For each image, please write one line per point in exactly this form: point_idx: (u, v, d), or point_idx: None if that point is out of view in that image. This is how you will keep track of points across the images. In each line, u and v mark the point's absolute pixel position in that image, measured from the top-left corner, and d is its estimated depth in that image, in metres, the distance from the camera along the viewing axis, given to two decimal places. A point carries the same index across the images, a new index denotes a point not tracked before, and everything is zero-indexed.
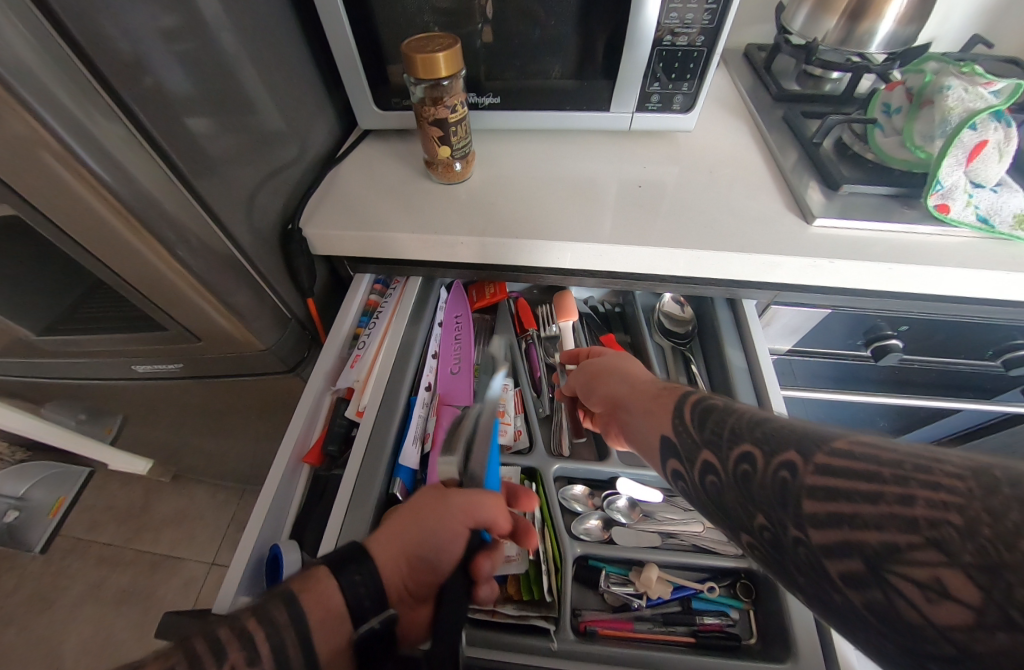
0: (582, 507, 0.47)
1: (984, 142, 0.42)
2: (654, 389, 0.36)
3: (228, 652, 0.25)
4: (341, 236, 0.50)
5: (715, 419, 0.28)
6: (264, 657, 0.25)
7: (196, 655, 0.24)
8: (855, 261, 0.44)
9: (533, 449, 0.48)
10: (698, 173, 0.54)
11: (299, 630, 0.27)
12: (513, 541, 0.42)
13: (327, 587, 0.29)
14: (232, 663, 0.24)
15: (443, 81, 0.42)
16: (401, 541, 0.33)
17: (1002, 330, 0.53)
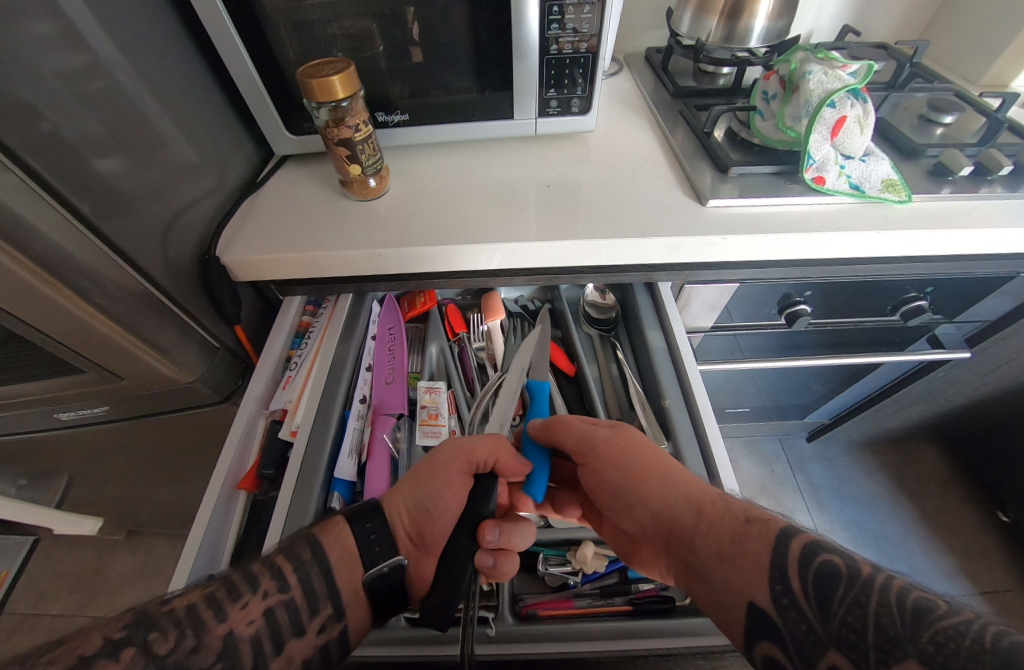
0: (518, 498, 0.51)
1: (843, 118, 0.47)
2: (730, 516, 0.33)
3: (261, 581, 0.30)
4: (260, 260, 0.50)
5: (840, 595, 0.26)
6: (293, 588, 0.31)
7: (233, 586, 0.29)
8: (749, 235, 0.48)
9: None
10: (605, 168, 0.57)
11: (321, 569, 0.33)
12: None
13: (343, 534, 0.35)
14: (264, 590, 0.30)
15: (341, 102, 0.43)
16: (404, 495, 0.39)
17: (894, 286, 0.59)
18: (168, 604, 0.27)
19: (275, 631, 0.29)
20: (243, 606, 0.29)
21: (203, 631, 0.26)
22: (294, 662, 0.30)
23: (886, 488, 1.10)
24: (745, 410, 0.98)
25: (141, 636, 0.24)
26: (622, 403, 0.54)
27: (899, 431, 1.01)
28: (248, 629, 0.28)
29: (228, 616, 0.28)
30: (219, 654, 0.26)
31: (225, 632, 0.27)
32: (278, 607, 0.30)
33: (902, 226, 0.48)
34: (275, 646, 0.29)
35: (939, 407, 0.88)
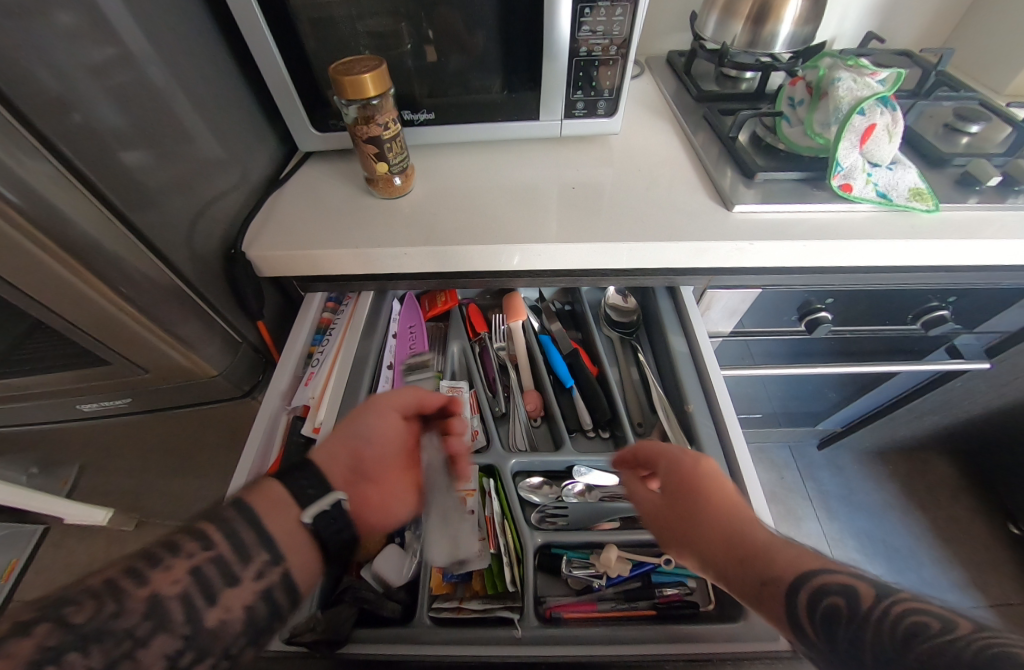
0: (540, 499, 0.50)
1: (872, 125, 0.47)
2: (747, 568, 0.32)
3: (183, 545, 0.30)
4: (285, 256, 0.50)
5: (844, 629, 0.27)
6: (218, 545, 0.31)
7: (155, 557, 0.30)
8: (775, 241, 0.48)
9: (490, 447, 0.50)
10: (630, 170, 0.57)
11: (250, 521, 0.32)
12: (474, 538, 0.43)
13: (271, 490, 0.34)
14: (187, 552, 0.30)
15: (372, 101, 0.43)
16: (338, 437, 0.39)
17: (919, 295, 0.58)
18: (85, 582, 0.27)
19: (203, 587, 0.29)
20: (165, 569, 0.29)
21: (122, 597, 0.27)
22: (235, 611, 0.30)
23: (896, 499, 1.09)
24: (757, 417, 0.97)
25: (55, 612, 0.25)
26: (644, 408, 0.55)
27: (911, 440, 1.00)
28: (173, 588, 0.28)
29: (150, 580, 0.28)
30: (144, 614, 0.27)
31: (148, 595, 0.27)
32: (204, 564, 0.30)
33: (929, 235, 0.48)
34: (209, 598, 0.29)
35: (954, 418, 0.88)
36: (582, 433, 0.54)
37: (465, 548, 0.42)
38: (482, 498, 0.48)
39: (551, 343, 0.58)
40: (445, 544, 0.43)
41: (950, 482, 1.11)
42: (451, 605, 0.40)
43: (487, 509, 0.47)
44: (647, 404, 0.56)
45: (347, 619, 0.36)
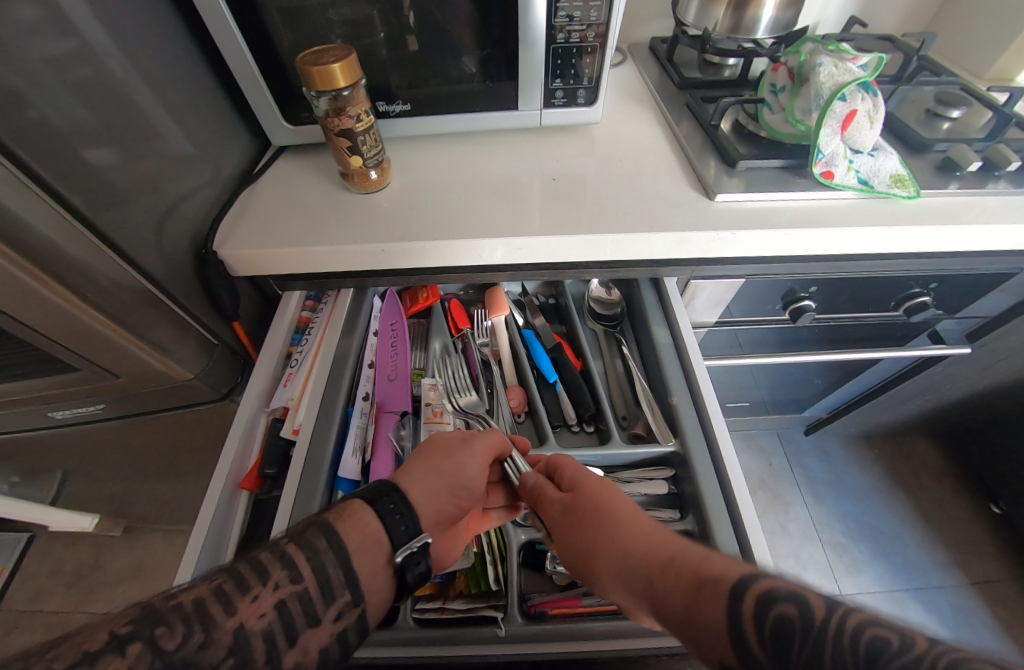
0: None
1: (854, 111, 0.47)
2: (681, 574, 0.30)
3: (271, 572, 0.28)
4: (260, 255, 0.48)
5: (797, 646, 0.22)
6: (305, 580, 0.29)
7: (241, 579, 0.28)
8: (757, 231, 0.47)
9: None
10: (611, 161, 0.56)
11: (338, 555, 0.30)
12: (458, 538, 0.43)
13: (366, 520, 0.32)
14: (275, 582, 0.28)
15: (342, 92, 0.42)
16: (442, 474, 0.38)
17: (901, 282, 0.58)
18: (172, 600, 0.25)
19: (287, 624, 0.28)
20: (253, 599, 0.27)
21: (210, 625, 0.25)
22: (312, 655, 0.28)
23: (881, 482, 1.11)
24: (745, 405, 0.98)
25: (146, 631, 0.23)
26: (629, 401, 0.55)
27: (896, 424, 1.02)
28: (260, 624, 0.26)
29: (237, 610, 0.26)
30: (228, 650, 0.25)
31: (235, 627, 0.26)
32: (289, 599, 0.28)
33: (909, 222, 0.48)
34: (289, 638, 0.28)
35: (937, 402, 0.89)
36: (567, 428, 0.54)
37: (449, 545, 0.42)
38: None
39: (535, 338, 0.58)
40: None
41: (933, 464, 1.13)
42: (435, 605, 0.40)
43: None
44: (632, 398, 0.55)
45: None
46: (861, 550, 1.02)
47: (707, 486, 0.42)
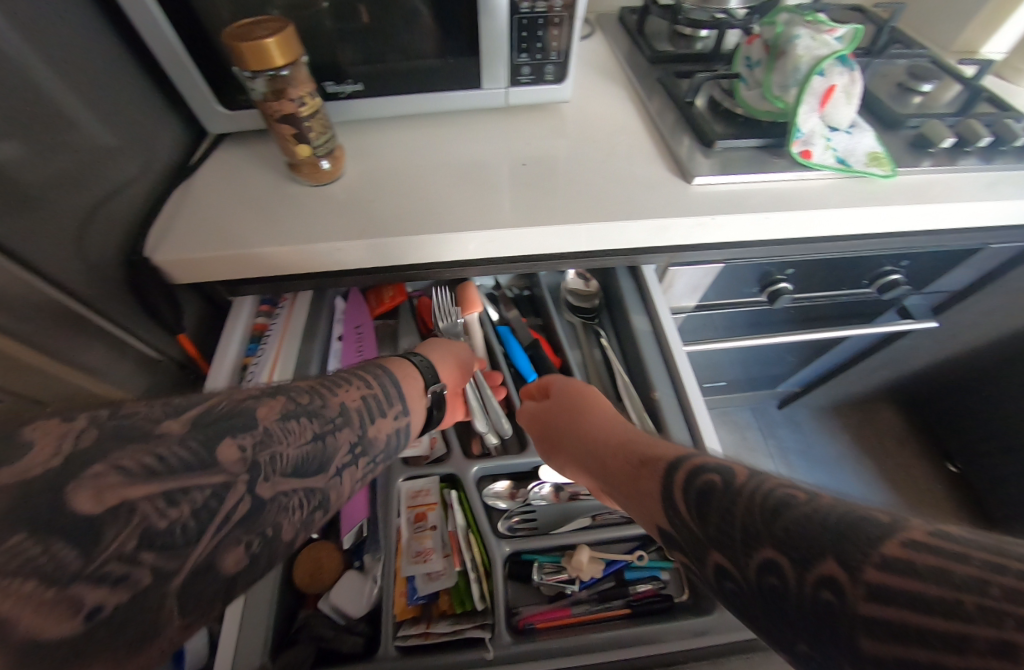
0: (507, 505, 0.48)
1: (832, 87, 0.45)
2: (632, 465, 0.34)
3: (353, 380, 0.37)
4: (200, 260, 0.43)
5: (715, 503, 0.25)
6: (374, 388, 0.37)
7: (330, 381, 0.36)
8: (736, 215, 0.45)
9: (450, 455, 0.49)
10: (584, 142, 0.53)
11: (391, 379, 0.39)
12: (439, 555, 0.43)
13: (404, 365, 0.42)
14: (354, 385, 0.36)
15: (281, 72, 0.37)
16: (460, 355, 0.48)
17: (874, 260, 0.58)
18: (294, 383, 0.34)
19: (367, 411, 0.36)
20: (345, 391, 0.35)
21: (323, 396, 0.33)
22: (382, 436, 0.36)
23: (849, 449, 1.16)
24: (721, 384, 0.99)
25: (285, 393, 0.32)
26: (608, 393, 0.54)
27: (863, 394, 1.05)
28: (354, 404, 0.35)
29: (337, 394, 0.35)
30: (338, 413, 0.33)
31: (339, 402, 0.34)
32: (366, 395, 0.36)
33: (886, 201, 0.47)
34: (370, 419, 0.36)
35: (902, 371, 0.92)
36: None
37: (430, 566, 0.42)
38: (444, 512, 0.46)
39: (510, 335, 0.56)
40: (409, 566, 0.43)
41: (896, 428, 1.19)
42: (419, 631, 0.38)
43: (450, 523, 0.45)
44: (613, 392, 0.53)
45: (305, 659, 0.35)
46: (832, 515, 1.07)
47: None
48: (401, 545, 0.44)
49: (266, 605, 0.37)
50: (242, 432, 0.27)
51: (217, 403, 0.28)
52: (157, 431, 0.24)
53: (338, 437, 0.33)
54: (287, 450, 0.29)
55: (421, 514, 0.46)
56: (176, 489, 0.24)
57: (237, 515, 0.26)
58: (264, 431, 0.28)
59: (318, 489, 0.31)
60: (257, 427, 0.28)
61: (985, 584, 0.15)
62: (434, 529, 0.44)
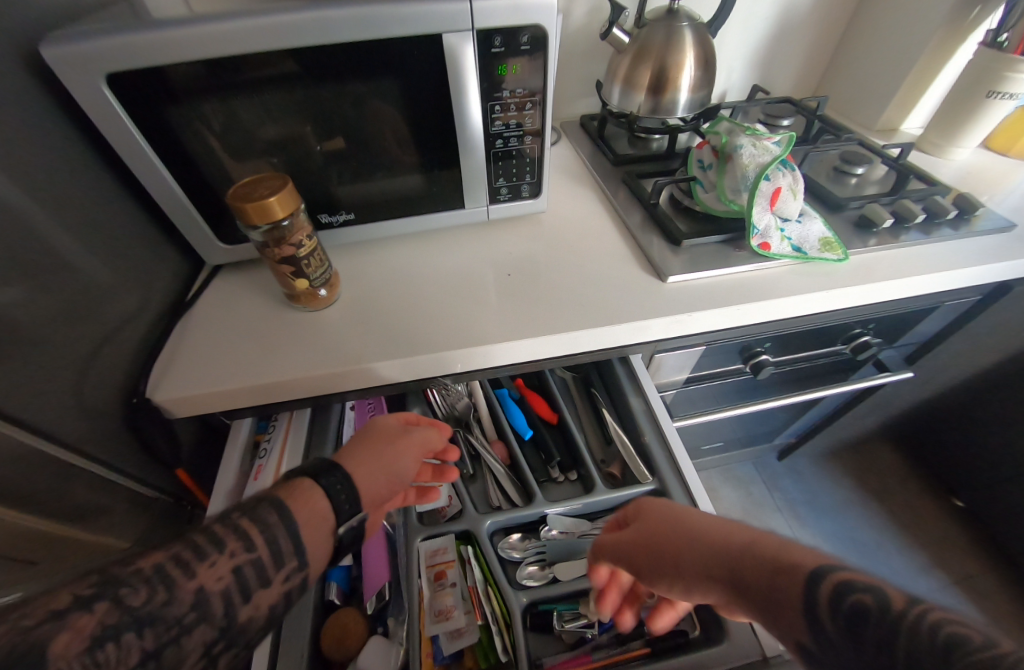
0: (521, 554, 0.48)
1: (779, 188, 0.51)
2: (755, 562, 0.28)
3: (226, 542, 0.26)
4: (201, 396, 0.43)
5: (873, 628, 0.21)
6: (259, 548, 0.26)
7: (198, 547, 0.25)
8: (711, 310, 0.49)
9: (463, 513, 0.49)
10: (561, 245, 0.57)
11: (286, 526, 0.28)
12: (461, 612, 0.43)
13: (315, 498, 0.30)
14: (231, 549, 0.26)
15: (284, 221, 0.40)
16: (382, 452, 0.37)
17: (843, 327, 0.62)
18: (129, 565, 0.23)
19: (242, 585, 0.25)
20: (211, 564, 0.25)
21: (172, 583, 0.23)
22: (263, 613, 0.26)
23: (854, 494, 1.15)
24: (719, 444, 0.99)
25: (111, 591, 0.21)
26: (603, 442, 0.57)
27: (856, 439, 1.07)
28: (219, 585, 0.24)
29: (197, 573, 0.24)
30: (191, 605, 0.23)
31: (196, 588, 0.23)
32: (246, 564, 0.26)
33: (843, 284, 0.52)
34: (244, 595, 0.25)
35: (889, 415, 0.95)
36: (551, 481, 0.54)
37: (453, 624, 0.42)
38: (461, 567, 0.46)
39: (508, 397, 0.59)
40: (433, 626, 0.42)
41: (895, 468, 1.19)
42: None
43: (468, 579, 0.45)
44: (607, 439, 0.56)
45: None
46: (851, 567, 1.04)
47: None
48: (423, 605, 0.43)
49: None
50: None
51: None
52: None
53: (190, 637, 0.22)
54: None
55: (440, 572, 0.45)
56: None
57: None
58: None
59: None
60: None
61: None
62: (453, 587, 0.44)
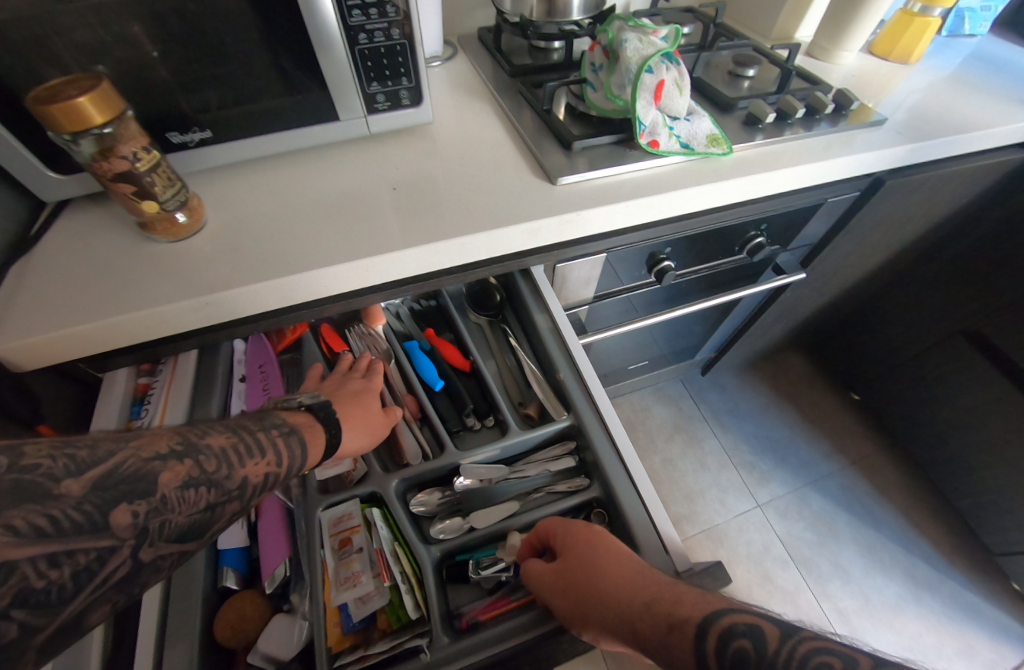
0: (433, 508, 0.48)
1: (661, 81, 0.50)
2: (657, 619, 0.33)
3: (267, 453, 0.33)
4: (50, 339, 0.39)
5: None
6: (285, 461, 0.35)
7: (249, 448, 0.32)
8: (601, 207, 0.49)
9: (370, 474, 0.47)
10: (454, 160, 0.54)
11: (299, 439, 0.36)
12: (368, 577, 0.41)
13: (315, 429, 0.39)
14: (267, 458, 0.33)
15: (105, 130, 0.35)
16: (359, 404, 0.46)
17: (737, 229, 0.65)
18: (206, 441, 0.30)
19: (271, 481, 0.33)
20: (255, 462, 0.32)
21: (228, 473, 0.30)
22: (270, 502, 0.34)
23: (771, 398, 1.27)
24: (646, 363, 1.05)
25: (194, 454, 0.29)
26: (521, 387, 0.55)
27: (770, 347, 1.16)
28: (258, 479, 0.32)
29: (245, 465, 0.32)
30: (237, 487, 0.31)
31: (240, 479, 0.31)
32: (269, 471, 0.33)
33: (728, 176, 0.53)
34: (265, 491, 0.33)
35: (796, 320, 1.03)
36: (467, 429, 0.53)
37: (360, 590, 0.40)
38: (369, 531, 0.43)
39: (418, 348, 0.55)
40: (338, 595, 0.40)
41: (804, 371, 1.32)
42: (357, 654, 0.36)
43: (376, 541, 0.43)
44: (524, 382, 0.55)
45: None
46: (767, 461, 1.16)
47: (603, 454, 0.44)
48: (327, 576, 0.41)
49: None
50: (140, 497, 0.25)
51: (124, 458, 0.25)
52: (57, 490, 0.22)
53: (227, 508, 0.30)
54: (179, 517, 0.27)
55: (345, 540, 0.42)
56: (62, 550, 0.21)
57: (113, 578, 0.24)
58: (159, 500, 0.26)
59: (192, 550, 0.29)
60: (155, 493, 0.26)
61: None
62: (360, 552, 0.41)
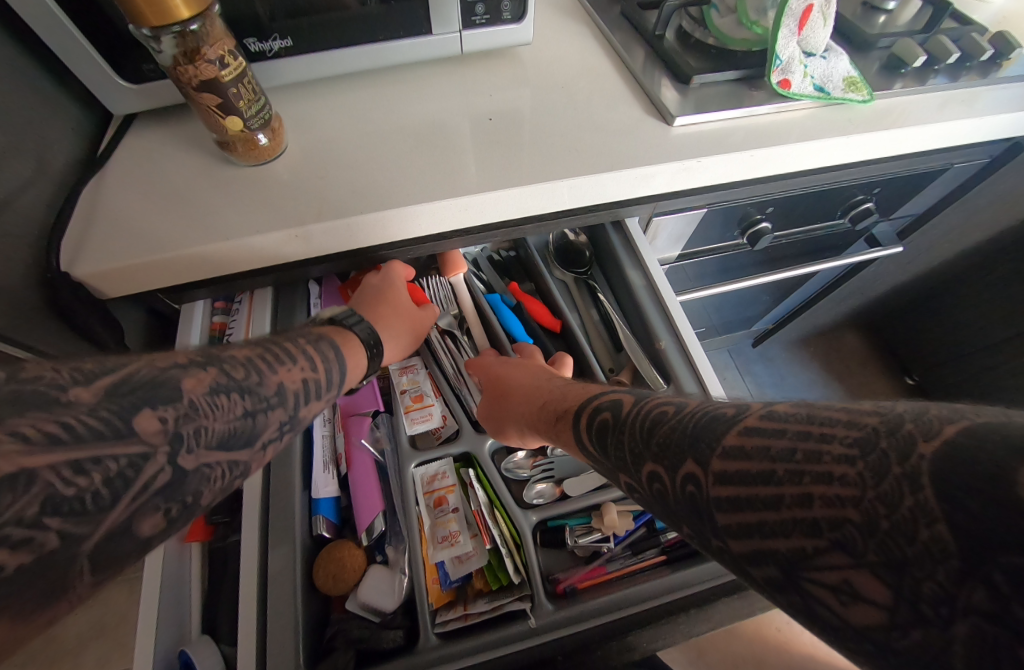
0: (528, 472, 0.48)
1: (809, 7, 0.42)
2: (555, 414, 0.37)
3: (298, 358, 0.33)
4: (138, 266, 0.37)
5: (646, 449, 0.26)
6: (319, 369, 0.34)
7: (275, 355, 0.31)
8: (721, 154, 0.43)
9: (461, 433, 0.47)
10: (550, 90, 0.48)
11: (332, 351, 0.36)
12: (466, 537, 0.41)
13: (353, 343, 0.39)
14: (301, 363, 0.33)
15: (189, 27, 0.30)
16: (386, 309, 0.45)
17: (847, 191, 0.58)
18: (228, 352, 0.30)
19: (307, 392, 0.32)
20: (287, 368, 0.31)
21: (263, 374, 0.30)
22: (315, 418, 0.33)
23: (819, 375, 1.22)
24: (700, 332, 1.00)
25: (218, 363, 0.28)
26: (608, 348, 0.52)
27: (829, 323, 1.10)
28: (294, 387, 0.31)
29: (278, 371, 0.31)
30: (275, 393, 0.30)
31: (278, 382, 0.30)
32: (306, 378, 0.33)
33: (863, 129, 0.46)
34: (309, 398, 0.33)
35: (866, 297, 0.96)
36: None
37: (458, 549, 0.40)
38: (464, 492, 0.44)
39: (502, 301, 0.53)
40: (437, 552, 0.40)
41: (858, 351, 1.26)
42: (457, 615, 0.38)
43: (472, 502, 0.43)
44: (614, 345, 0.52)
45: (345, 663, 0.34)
46: None
47: None
48: (424, 533, 0.42)
49: (288, 608, 0.35)
50: (165, 403, 0.24)
51: (136, 368, 0.24)
52: (65, 398, 0.21)
53: (271, 416, 0.29)
54: (215, 424, 0.26)
55: (440, 499, 0.43)
56: (88, 458, 0.20)
57: (155, 486, 0.23)
58: (189, 404, 0.25)
59: (243, 462, 0.28)
60: (182, 399, 0.25)
61: (827, 455, 0.17)
62: (456, 512, 0.42)
